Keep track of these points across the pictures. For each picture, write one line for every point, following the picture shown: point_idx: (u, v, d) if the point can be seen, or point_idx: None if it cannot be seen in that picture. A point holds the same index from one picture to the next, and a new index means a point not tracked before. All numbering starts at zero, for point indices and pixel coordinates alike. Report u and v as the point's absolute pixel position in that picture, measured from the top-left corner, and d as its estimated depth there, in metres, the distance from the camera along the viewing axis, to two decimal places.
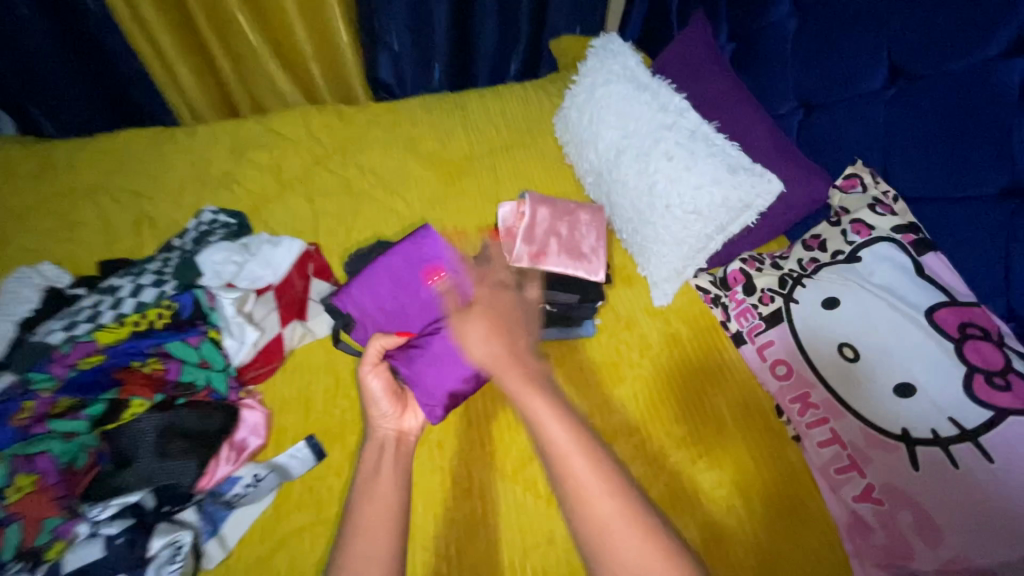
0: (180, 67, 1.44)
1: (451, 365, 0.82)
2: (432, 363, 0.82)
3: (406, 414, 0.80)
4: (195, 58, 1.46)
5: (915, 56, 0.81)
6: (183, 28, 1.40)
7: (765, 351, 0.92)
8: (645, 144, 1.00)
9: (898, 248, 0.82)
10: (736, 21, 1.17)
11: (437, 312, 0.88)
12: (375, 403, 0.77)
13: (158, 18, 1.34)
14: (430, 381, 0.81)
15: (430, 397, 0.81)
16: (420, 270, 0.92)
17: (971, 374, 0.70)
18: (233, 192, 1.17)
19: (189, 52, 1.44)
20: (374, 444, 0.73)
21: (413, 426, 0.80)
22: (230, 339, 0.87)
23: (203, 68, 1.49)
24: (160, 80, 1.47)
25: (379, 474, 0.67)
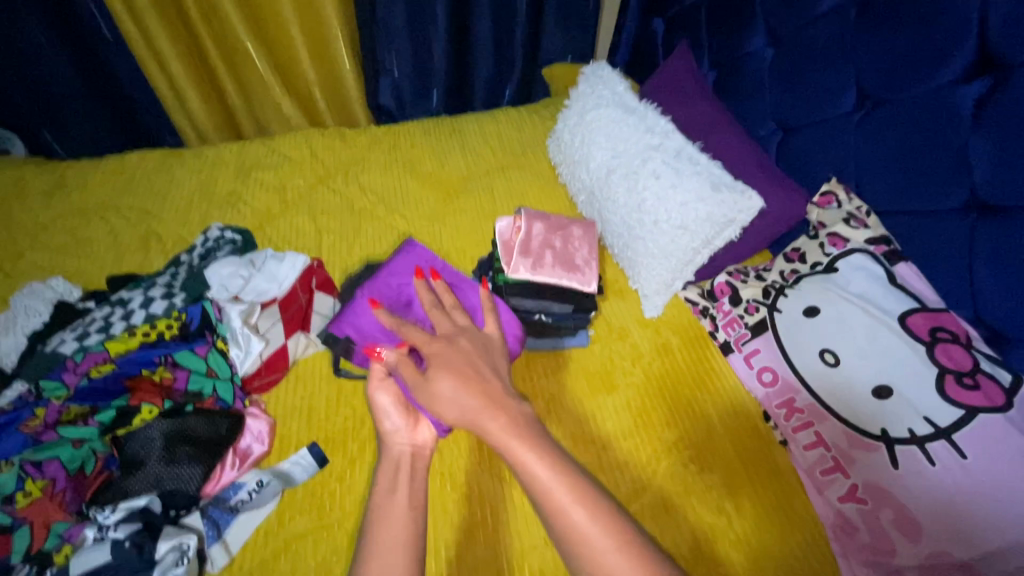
0: (189, 92, 1.50)
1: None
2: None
3: (420, 426, 0.79)
4: (203, 83, 1.52)
5: (879, 81, 0.88)
6: (192, 56, 1.47)
7: (752, 359, 0.96)
8: (633, 164, 1.06)
9: (872, 259, 0.87)
10: (716, 51, 1.25)
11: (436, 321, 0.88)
12: (385, 416, 0.77)
13: (169, 47, 1.40)
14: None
15: None
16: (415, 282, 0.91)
17: (943, 375, 0.74)
18: (239, 210, 1.22)
19: (198, 78, 1.50)
20: (391, 463, 0.72)
21: (428, 438, 0.78)
22: (236, 349, 0.90)
23: (210, 93, 1.55)
24: (169, 104, 1.53)
25: (394, 497, 0.65)
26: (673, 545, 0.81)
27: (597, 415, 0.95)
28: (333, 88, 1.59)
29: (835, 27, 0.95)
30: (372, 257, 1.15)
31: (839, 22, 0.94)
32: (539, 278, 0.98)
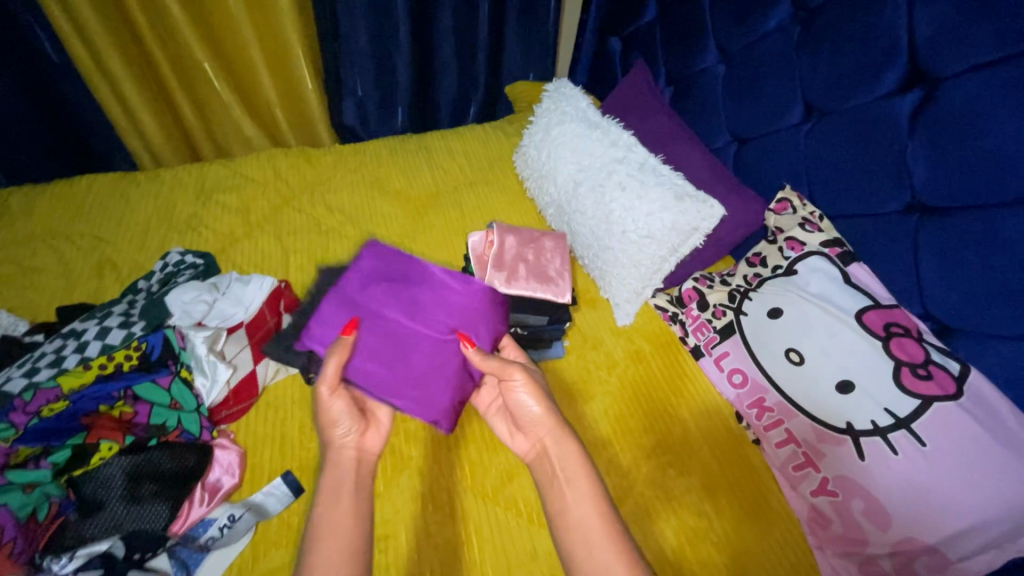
0: (143, 114, 1.44)
1: (440, 377, 0.83)
2: (421, 380, 0.82)
3: (369, 432, 0.81)
4: (157, 105, 1.47)
5: (823, 95, 0.94)
6: (145, 76, 1.42)
7: (722, 362, 0.99)
8: (599, 176, 1.09)
9: (827, 261, 0.91)
10: (672, 67, 1.30)
11: (407, 325, 0.83)
12: (335, 424, 0.78)
13: (120, 64, 1.35)
14: (425, 399, 0.82)
15: (434, 415, 0.82)
16: (377, 286, 0.84)
17: (898, 368, 0.79)
18: (200, 233, 1.18)
19: (152, 99, 1.45)
20: (332, 466, 0.75)
21: (376, 444, 0.81)
22: (201, 377, 0.87)
23: (165, 114, 1.50)
24: (121, 127, 1.46)
25: (339, 503, 0.71)
26: (657, 549, 0.82)
27: (575, 424, 0.95)
28: (295, 107, 1.57)
29: (781, 44, 1.01)
30: None
31: (785, 39, 1.00)
32: (512, 291, 0.98)
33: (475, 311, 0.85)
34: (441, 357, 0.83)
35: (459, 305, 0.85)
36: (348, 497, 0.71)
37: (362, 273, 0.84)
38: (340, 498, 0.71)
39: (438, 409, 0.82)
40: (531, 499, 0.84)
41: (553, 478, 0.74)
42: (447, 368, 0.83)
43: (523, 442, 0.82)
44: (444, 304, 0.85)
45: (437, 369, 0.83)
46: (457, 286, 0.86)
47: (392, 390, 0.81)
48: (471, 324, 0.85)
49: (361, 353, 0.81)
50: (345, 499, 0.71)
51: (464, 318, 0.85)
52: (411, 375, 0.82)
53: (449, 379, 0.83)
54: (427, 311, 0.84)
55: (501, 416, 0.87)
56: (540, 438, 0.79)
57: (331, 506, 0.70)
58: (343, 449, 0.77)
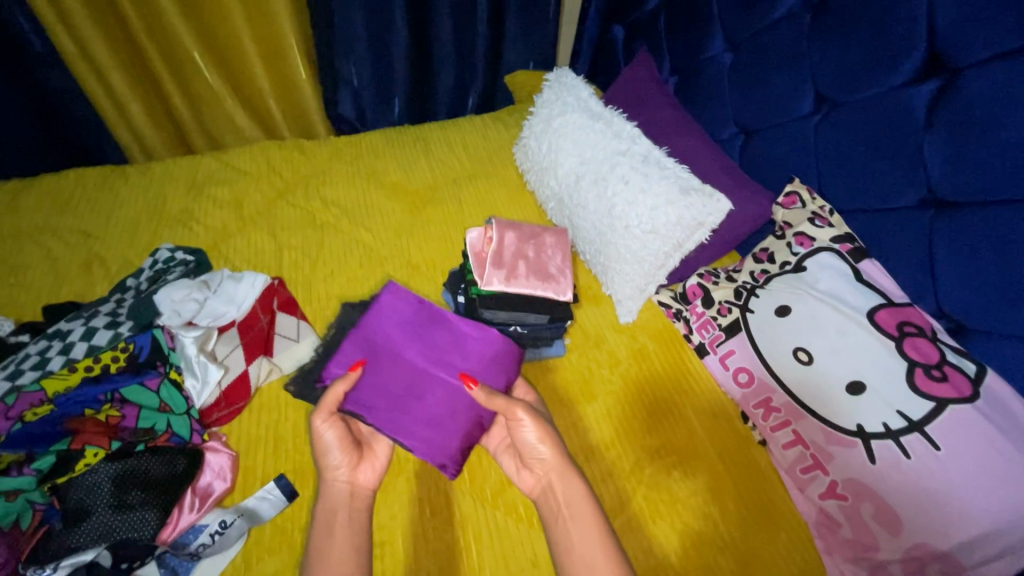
0: (133, 106, 1.40)
1: (451, 420, 0.81)
2: (431, 420, 0.80)
3: (362, 465, 0.78)
4: (147, 97, 1.43)
5: (835, 84, 0.90)
6: (133, 67, 1.37)
7: (727, 360, 0.97)
8: (602, 169, 1.05)
9: (838, 257, 0.88)
10: (677, 56, 1.26)
11: (424, 366, 0.84)
12: (326, 454, 0.76)
13: (106, 55, 1.30)
14: (434, 439, 0.79)
15: (441, 456, 0.79)
16: (397, 328, 0.86)
17: (911, 368, 0.76)
18: (191, 229, 1.14)
19: (141, 91, 1.41)
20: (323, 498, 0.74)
21: (369, 478, 0.78)
22: (192, 379, 0.84)
23: (156, 106, 1.46)
24: (111, 119, 1.43)
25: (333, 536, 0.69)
26: (662, 554, 0.80)
27: (579, 424, 0.93)
28: (289, 99, 1.53)
29: (792, 31, 0.96)
30: (337, 275, 1.10)
31: (796, 26, 0.96)
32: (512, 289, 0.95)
33: (490, 356, 0.85)
34: (454, 399, 0.82)
35: (475, 349, 0.86)
36: (340, 529, 0.70)
37: (385, 313, 0.87)
38: (335, 529, 0.70)
39: (447, 451, 0.79)
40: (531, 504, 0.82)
41: (558, 515, 0.71)
42: (457, 410, 0.81)
43: (530, 478, 0.79)
44: (460, 349, 0.86)
45: (449, 410, 0.81)
46: (474, 331, 0.87)
47: (401, 428, 0.78)
48: (484, 367, 0.84)
49: (369, 388, 0.80)
50: (340, 529, 0.70)
51: (478, 363, 0.85)
52: (421, 415, 0.80)
53: (460, 421, 0.81)
54: (443, 355, 0.85)
55: (508, 454, 0.83)
56: (547, 471, 0.76)
57: (329, 538, 0.69)
58: (334, 483, 0.75)
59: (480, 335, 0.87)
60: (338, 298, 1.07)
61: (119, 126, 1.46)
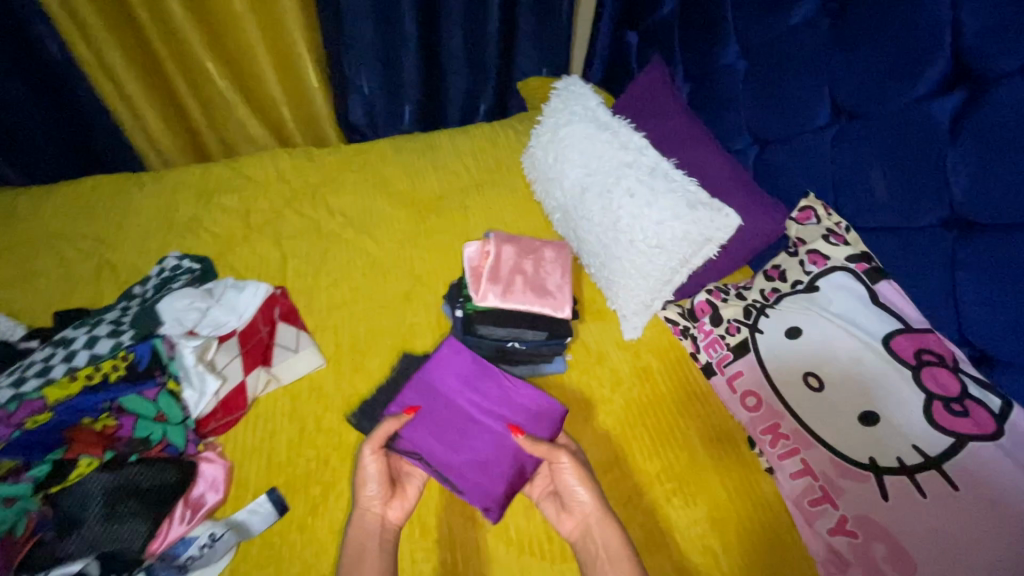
0: (148, 113, 1.43)
1: (497, 466, 0.82)
2: (480, 463, 0.82)
3: (393, 501, 0.78)
4: (163, 104, 1.45)
5: (854, 95, 0.85)
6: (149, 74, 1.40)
7: (735, 382, 0.93)
8: (607, 181, 1.02)
9: (853, 278, 0.83)
10: (690, 63, 1.22)
11: (475, 415, 0.87)
12: (365, 483, 0.77)
13: (123, 63, 1.33)
14: (480, 482, 0.81)
15: (484, 499, 0.79)
16: (453, 378, 0.89)
17: (930, 402, 0.71)
18: (200, 237, 1.16)
19: (157, 97, 1.43)
20: (359, 519, 0.75)
21: (398, 516, 0.77)
22: (190, 389, 0.86)
23: (172, 114, 1.49)
24: (128, 126, 1.46)
25: (363, 562, 0.70)
26: None
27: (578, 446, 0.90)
28: (302, 107, 1.54)
29: (809, 38, 0.92)
30: (340, 285, 1.10)
31: (814, 34, 0.91)
32: (508, 305, 0.94)
33: (535, 410, 0.85)
34: (501, 448, 0.83)
35: (523, 402, 0.87)
36: (373, 556, 0.70)
37: (441, 363, 0.90)
38: (364, 557, 0.70)
39: (491, 493, 0.80)
40: (528, 524, 0.80)
41: (596, 558, 0.71)
42: (504, 456, 0.83)
43: (570, 523, 0.77)
44: (509, 400, 0.87)
45: (496, 455, 0.83)
46: (523, 385, 0.88)
47: (451, 467, 0.82)
48: (529, 419, 0.85)
49: (425, 429, 0.85)
50: (370, 556, 0.71)
51: (525, 416, 0.86)
52: (470, 459, 0.83)
53: (506, 466, 0.82)
54: (492, 404, 0.87)
55: (549, 498, 0.81)
56: (586, 513, 0.75)
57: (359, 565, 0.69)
58: (368, 512, 0.75)
59: (528, 389, 0.88)
60: (339, 308, 1.07)
61: (136, 134, 1.49)
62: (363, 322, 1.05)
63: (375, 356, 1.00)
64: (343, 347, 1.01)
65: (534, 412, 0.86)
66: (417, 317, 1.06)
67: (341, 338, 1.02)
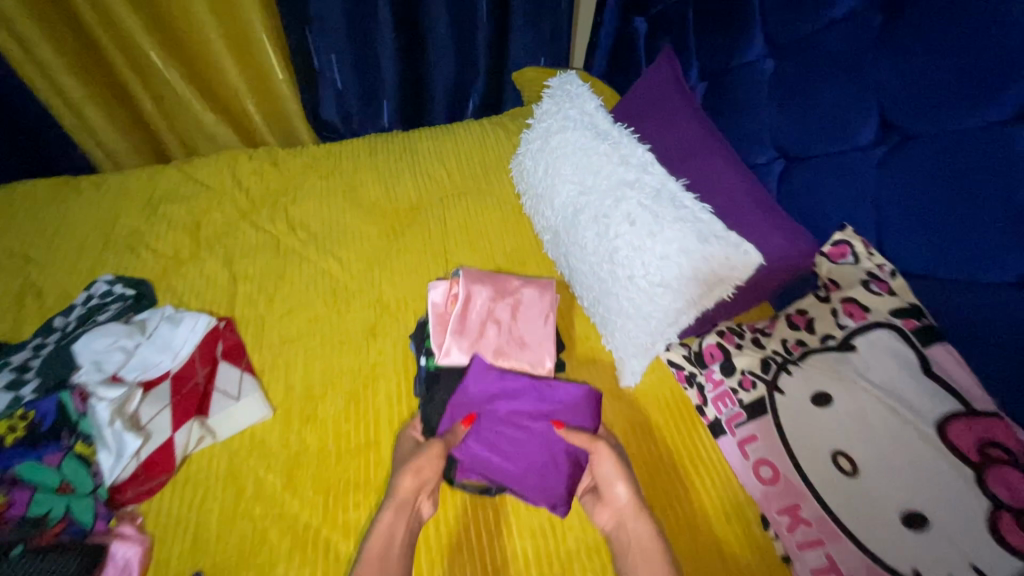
0: (89, 109, 1.28)
1: (552, 467, 0.76)
2: (535, 466, 0.76)
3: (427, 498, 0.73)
4: (107, 98, 1.30)
5: (907, 112, 0.69)
6: (87, 66, 1.25)
7: (747, 448, 0.79)
8: (604, 203, 0.87)
9: (899, 338, 0.68)
10: (705, 58, 1.04)
11: (515, 418, 0.79)
12: (415, 472, 0.71)
13: (51, 53, 1.17)
14: (542, 483, 0.75)
15: (552, 497, 0.74)
16: (481, 386, 0.80)
17: (996, 512, 0.56)
18: (139, 256, 1.02)
19: (100, 92, 1.29)
20: (394, 504, 0.69)
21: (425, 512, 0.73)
22: (105, 451, 0.73)
23: (119, 111, 1.34)
24: (68, 124, 1.30)
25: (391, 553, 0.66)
26: None
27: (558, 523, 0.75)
28: (268, 101, 1.39)
29: (852, 36, 0.75)
30: (296, 315, 0.96)
31: (855, 33, 0.74)
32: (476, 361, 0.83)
33: (575, 402, 0.78)
34: (550, 447, 0.77)
35: (560, 396, 0.79)
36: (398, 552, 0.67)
37: (474, 369, 0.80)
38: (391, 550, 0.66)
39: (556, 490, 0.75)
40: None
41: (630, 552, 0.68)
42: (558, 455, 0.76)
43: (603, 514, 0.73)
44: (546, 398, 0.79)
45: (548, 456, 0.76)
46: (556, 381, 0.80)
47: (506, 476, 0.75)
48: (570, 412, 0.78)
49: (475, 439, 0.77)
50: (397, 551, 0.67)
51: (564, 409, 0.78)
52: (522, 465, 0.76)
53: (562, 464, 0.76)
54: (531, 404, 0.79)
55: (588, 492, 0.76)
56: (620, 507, 0.71)
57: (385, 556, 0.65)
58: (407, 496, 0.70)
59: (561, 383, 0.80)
60: (293, 343, 0.93)
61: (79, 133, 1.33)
62: (319, 361, 0.91)
63: (330, 402, 0.86)
64: (294, 391, 0.87)
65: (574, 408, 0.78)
66: (382, 355, 0.91)
67: (292, 380, 0.88)
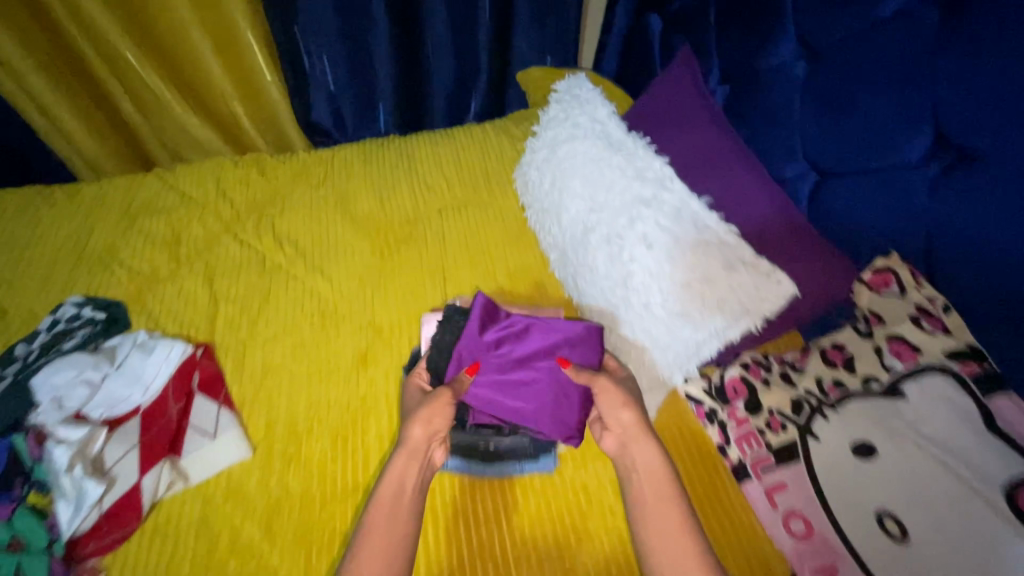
0: (64, 113, 1.21)
1: (562, 402, 0.75)
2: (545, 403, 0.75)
3: (440, 444, 0.72)
4: (81, 102, 1.24)
5: (970, 125, 0.60)
6: (61, 68, 1.18)
7: (776, 497, 0.71)
8: (618, 223, 0.79)
9: (958, 387, 0.60)
10: (726, 60, 0.96)
11: (522, 356, 0.77)
12: (427, 419, 0.70)
13: (17, 52, 1.10)
14: (555, 417, 0.75)
15: (565, 429, 0.75)
16: (486, 332, 0.77)
17: None
18: (113, 274, 0.95)
19: (73, 95, 1.22)
20: (406, 452, 0.68)
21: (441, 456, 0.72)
22: (63, 501, 0.66)
23: (94, 115, 1.27)
24: (43, 130, 1.24)
25: (404, 496, 0.65)
26: None
27: (574, 545, 0.71)
28: (256, 104, 1.32)
29: (897, 37, 0.66)
30: (280, 340, 0.89)
31: (901, 35, 0.66)
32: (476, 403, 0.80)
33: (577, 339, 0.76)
34: (557, 383, 0.75)
35: (563, 332, 0.77)
36: (410, 499, 0.65)
37: (475, 315, 0.78)
38: (402, 498, 0.65)
39: (568, 423, 0.75)
40: None
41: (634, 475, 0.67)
42: (568, 390, 0.75)
43: (611, 440, 0.72)
44: (551, 336, 0.77)
45: (557, 392, 0.75)
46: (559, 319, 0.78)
47: (518, 416, 0.75)
48: (574, 348, 0.76)
49: (483, 384, 0.76)
50: (409, 497, 0.65)
51: (568, 344, 0.77)
52: (532, 403, 0.75)
53: (572, 397, 0.75)
54: (535, 343, 0.77)
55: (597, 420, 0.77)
56: (624, 429, 0.71)
57: (397, 501, 0.64)
58: (417, 432, 0.69)
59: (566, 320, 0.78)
60: (277, 372, 0.85)
61: (54, 139, 1.26)
62: (304, 393, 0.83)
63: (317, 440, 0.78)
64: (275, 427, 0.80)
65: (580, 347, 0.76)
66: (374, 386, 0.84)
67: (274, 416, 0.81)
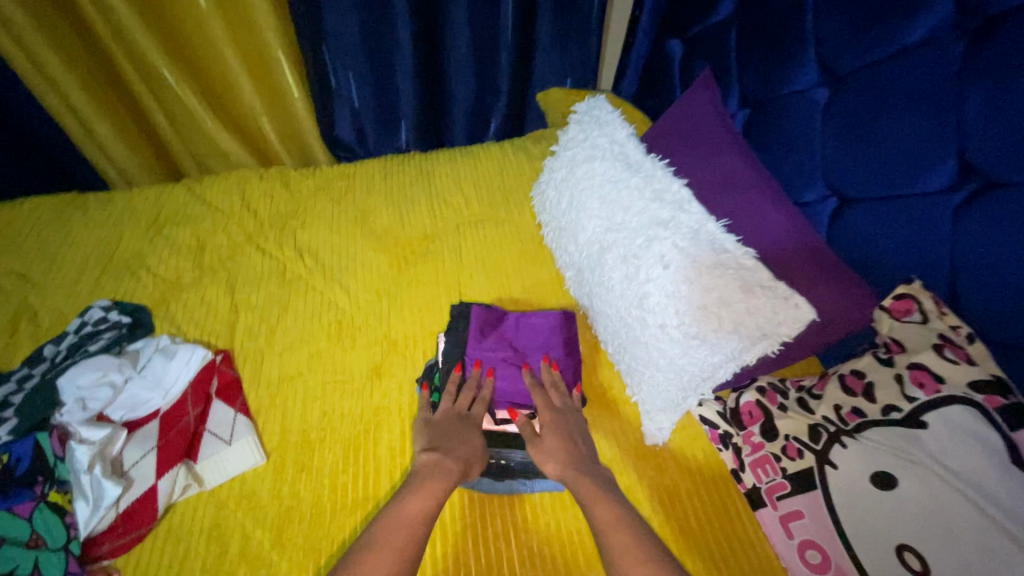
0: (97, 122, 1.26)
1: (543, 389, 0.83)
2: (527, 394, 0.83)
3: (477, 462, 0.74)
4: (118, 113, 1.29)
5: (991, 155, 0.60)
6: (97, 81, 1.23)
7: (791, 525, 0.69)
8: (634, 243, 0.79)
9: (980, 418, 0.58)
10: (747, 84, 0.97)
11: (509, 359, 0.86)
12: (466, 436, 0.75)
13: (58, 63, 1.15)
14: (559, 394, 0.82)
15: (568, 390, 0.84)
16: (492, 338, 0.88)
17: None
18: (139, 280, 0.98)
19: (110, 106, 1.27)
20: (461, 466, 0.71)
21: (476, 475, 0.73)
22: (82, 500, 0.67)
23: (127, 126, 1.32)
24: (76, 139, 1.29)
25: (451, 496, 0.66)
26: None
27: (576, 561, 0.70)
28: (283, 119, 1.37)
29: (921, 66, 0.67)
30: (297, 349, 0.90)
31: (921, 64, 0.66)
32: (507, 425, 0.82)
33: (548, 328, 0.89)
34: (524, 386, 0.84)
35: (530, 330, 0.89)
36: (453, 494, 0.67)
37: (476, 324, 0.88)
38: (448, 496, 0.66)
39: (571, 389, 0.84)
40: None
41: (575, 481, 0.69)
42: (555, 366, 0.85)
43: (546, 444, 0.74)
44: (534, 333, 0.89)
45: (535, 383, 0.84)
46: (535, 318, 0.90)
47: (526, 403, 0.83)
48: (536, 343, 0.88)
49: (503, 383, 0.84)
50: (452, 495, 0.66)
51: (529, 343, 0.88)
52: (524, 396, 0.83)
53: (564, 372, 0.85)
54: (520, 341, 0.88)
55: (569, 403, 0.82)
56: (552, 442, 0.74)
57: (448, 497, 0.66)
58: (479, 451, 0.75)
59: (526, 325, 0.90)
60: (293, 380, 0.87)
61: (90, 149, 1.33)
62: (317, 403, 0.84)
63: (329, 450, 0.79)
64: (290, 435, 0.80)
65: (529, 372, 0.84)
66: (387, 399, 0.84)
67: (288, 425, 0.82)
